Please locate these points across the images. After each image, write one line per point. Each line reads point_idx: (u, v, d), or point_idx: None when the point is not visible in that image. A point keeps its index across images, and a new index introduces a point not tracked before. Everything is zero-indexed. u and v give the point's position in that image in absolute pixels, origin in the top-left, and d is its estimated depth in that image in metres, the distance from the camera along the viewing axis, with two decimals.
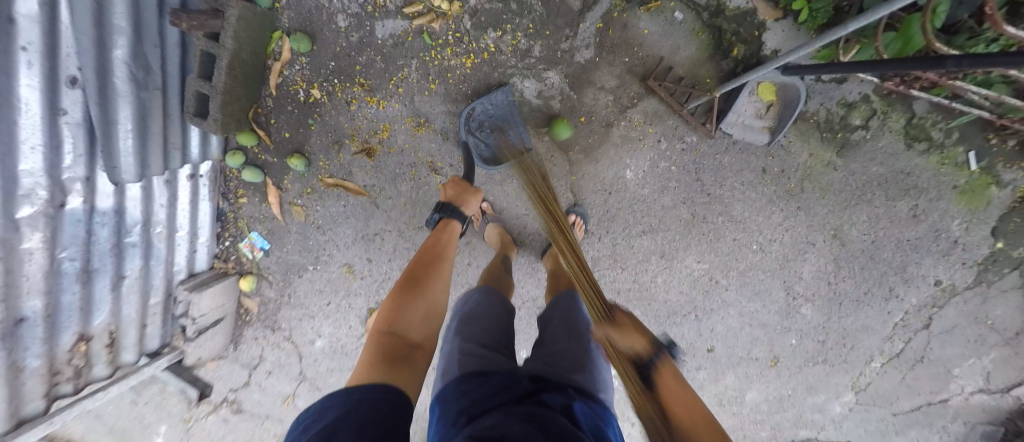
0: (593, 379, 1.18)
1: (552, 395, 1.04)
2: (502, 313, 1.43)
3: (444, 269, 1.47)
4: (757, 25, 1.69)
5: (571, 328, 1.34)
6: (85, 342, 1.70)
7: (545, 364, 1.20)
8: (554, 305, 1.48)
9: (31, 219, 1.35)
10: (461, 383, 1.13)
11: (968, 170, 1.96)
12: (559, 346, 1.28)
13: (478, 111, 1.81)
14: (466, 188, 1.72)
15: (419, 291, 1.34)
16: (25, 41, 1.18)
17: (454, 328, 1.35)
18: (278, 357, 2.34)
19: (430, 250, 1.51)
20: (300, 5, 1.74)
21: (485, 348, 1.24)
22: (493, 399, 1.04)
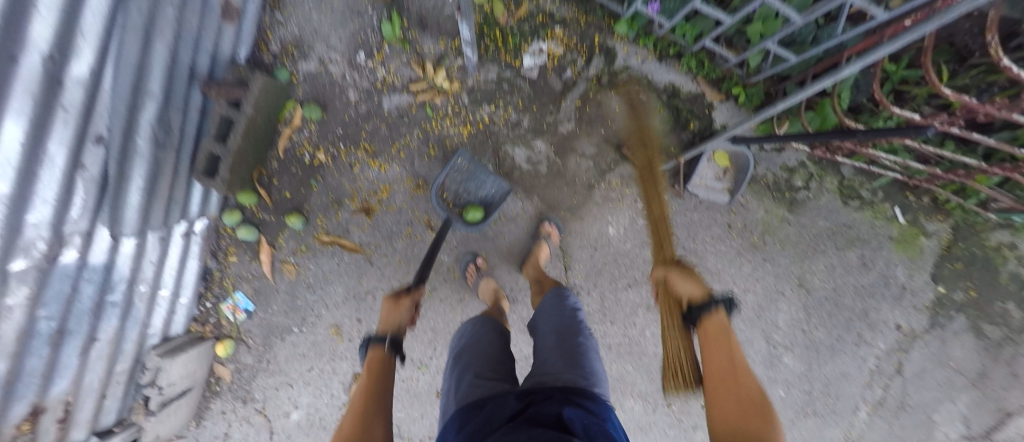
0: (584, 378, 1.34)
1: (540, 404, 1.19)
2: (493, 337, 1.57)
3: (384, 410, 1.12)
4: (707, 104, 2.04)
5: (557, 334, 1.53)
6: (39, 414, 1.53)
7: (542, 380, 1.36)
8: (544, 308, 1.69)
9: (23, 277, 1.28)
10: (466, 415, 1.28)
11: (898, 222, 2.27)
12: (548, 352, 1.49)
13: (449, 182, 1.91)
14: (394, 304, 1.44)
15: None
16: (68, 103, 1.21)
17: (454, 363, 1.50)
18: (244, 435, 2.15)
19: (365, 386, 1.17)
20: (314, 79, 1.92)
21: (487, 380, 1.38)
22: (491, 423, 1.18)
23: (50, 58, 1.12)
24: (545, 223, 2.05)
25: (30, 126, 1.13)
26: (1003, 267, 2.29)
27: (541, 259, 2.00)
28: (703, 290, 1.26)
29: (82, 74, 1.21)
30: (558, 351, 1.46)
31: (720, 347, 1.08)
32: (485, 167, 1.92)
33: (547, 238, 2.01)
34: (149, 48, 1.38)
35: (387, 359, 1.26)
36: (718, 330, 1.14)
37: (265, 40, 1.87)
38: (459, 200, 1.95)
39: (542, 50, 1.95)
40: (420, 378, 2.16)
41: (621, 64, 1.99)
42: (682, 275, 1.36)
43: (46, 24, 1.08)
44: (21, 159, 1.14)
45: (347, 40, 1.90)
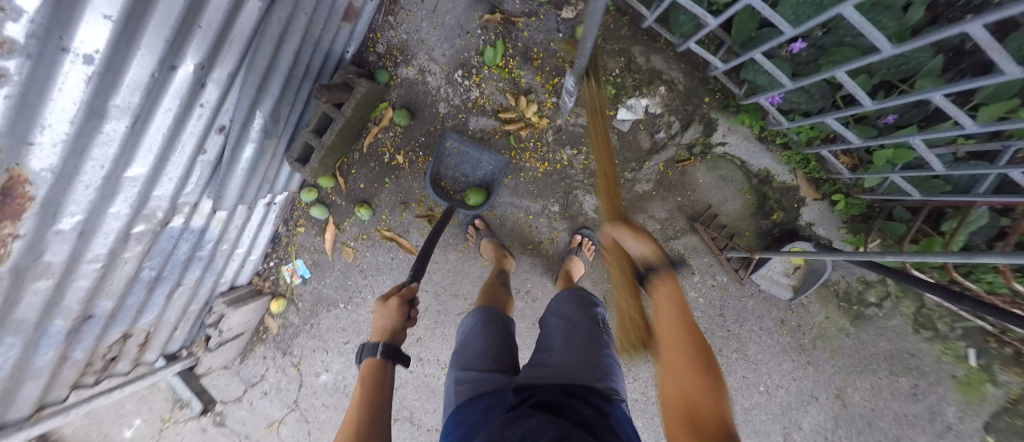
0: (591, 376, 1.44)
1: (538, 397, 1.32)
2: (496, 328, 1.74)
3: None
4: (798, 199, 1.93)
5: (564, 338, 1.59)
6: (126, 338, 1.79)
7: (550, 374, 1.46)
8: (554, 308, 1.77)
9: (139, 237, 1.51)
10: (465, 408, 1.46)
11: (966, 363, 2.09)
12: (550, 358, 1.53)
13: (445, 163, 1.94)
14: (386, 308, 1.39)
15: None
16: (203, 101, 1.37)
17: (456, 356, 1.69)
18: (278, 380, 2.38)
19: (355, 411, 1.14)
20: (411, 86, 1.96)
21: (482, 372, 1.55)
22: (494, 414, 1.33)
23: (201, 66, 1.27)
24: (577, 235, 2.01)
25: (173, 122, 1.32)
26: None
27: (574, 275, 1.95)
28: (650, 250, 1.29)
29: (221, 77, 1.36)
30: (564, 347, 1.55)
31: (671, 307, 1.16)
32: (479, 147, 1.90)
33: (578, 250, 1.98)
34: (278, 51, 1.50)
35: (383, 369, 1.26)
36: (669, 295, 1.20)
37: (373, 40, 1.92)
38: (459, 186, 1.96)
39: (641, 106, 1.90)
40: (442, 377, 2.27)
41: (719, 139, 1.90)
42: (631, 230, 1.37)
43: (205, 39, 1.23)
44: (160, 147, 1.35)
45: (450, 55, 1.91)
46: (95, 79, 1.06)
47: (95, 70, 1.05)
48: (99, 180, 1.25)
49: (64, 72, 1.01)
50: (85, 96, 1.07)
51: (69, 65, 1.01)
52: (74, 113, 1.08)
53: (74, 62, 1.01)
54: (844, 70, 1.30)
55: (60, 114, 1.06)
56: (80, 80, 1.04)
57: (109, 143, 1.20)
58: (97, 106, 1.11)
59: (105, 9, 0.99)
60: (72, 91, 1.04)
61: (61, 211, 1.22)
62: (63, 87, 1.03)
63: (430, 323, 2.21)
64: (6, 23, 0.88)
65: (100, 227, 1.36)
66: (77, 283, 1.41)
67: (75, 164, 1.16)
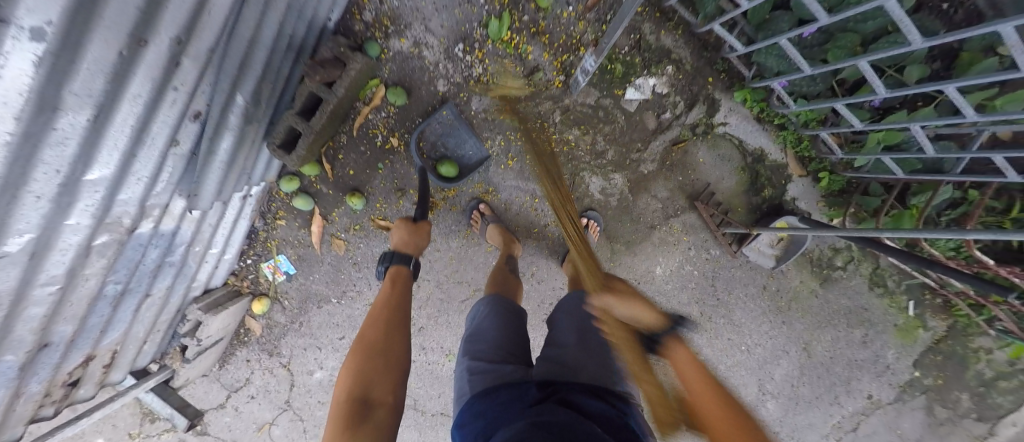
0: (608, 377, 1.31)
1: (562, 398, 1.17)
2: (506, 316, 1.54)
3: (402, 328, 1.39)
4: (786, 176, 2.03)
5: (578, 333, 1.45)
6: (89, 361, 1.53)
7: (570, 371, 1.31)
8: (563, 302, 1.62)
9: (102, 251, 1.22)
10: (475, 402, 1.27)
11: (906, 313, 2.39)
12: (566, 352, 1.39)
13: (429, 131, 1.85)
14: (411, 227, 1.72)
15: (377, 356, 1.27)
16: (178, 84, 1.08)
17: (461, 342, 1.49)
18: (265, 382, 2.20)
19: (382, 305, 1.45)
20: (404, 61, 1.78)
21: (494, 363, 1.37)
22: (510, 409, 1.17)
23: (176, 39, 1.00)
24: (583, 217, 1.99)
25: (142, 109, 1.03)
26: (975, 365, 2.44)
27: None
28: (650, 314, 1.29)
29: (199, 52, 1.08)
30: (580, 344, 1.41)
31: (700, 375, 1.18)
32: (465, 122, 1.84)
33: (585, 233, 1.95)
34: (264, 22, 1.25)
35: (406, 276, 1.58)
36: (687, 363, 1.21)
37: (359, 5, 1.68)
38: (435, 152, 1.88)
39: (648, 86, 1.87)
40: (446, 364, 2.23)
41: (720, 119, 1.93)
42: (630, 297, 1.35)
43: (183, 7, 0.96)
44: (127, 143, 1.05)
45: (449, 27, 1.75)
46: (46, 60, 0.77)
47: (46, 49, 0.76)
48: (53, 188, 0.95)
49: (6, 54, 0.71)
50: (35, 83, 0.77)
51: (12, 44, 0.71)
52: (21, 108, 0.78)
53: (20, 40, 0.71)
54: (868, 60, 1.38)
55: (2, 111, 0.75)
56: (27, 62, 0.74)
57: (64, 142, 0.90)
58: (50, 96, 0.81)
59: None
60: (18, 79, 0.74)
61: (6, 232, 0.92)
62: (6, 74, 0.72)
63: (432, 312, 2.14)
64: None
65: (56, 244, 1.06)
66: (29, 311, 1.13)
67: (22, 173, 0.86)
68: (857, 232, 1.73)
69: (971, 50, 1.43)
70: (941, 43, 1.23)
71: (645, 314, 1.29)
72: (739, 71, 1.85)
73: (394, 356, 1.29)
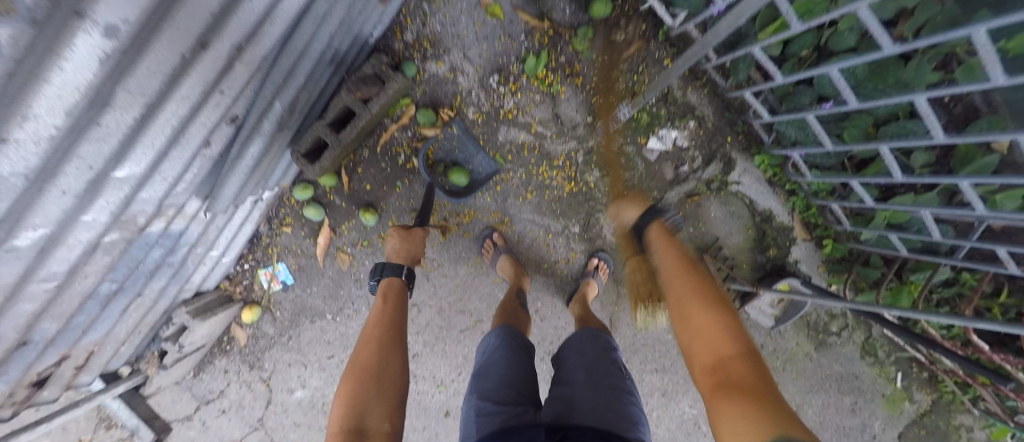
0: (620, 421, 1.23)
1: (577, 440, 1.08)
2: (514, 352, 1.48)
3: (398, 347, 1.33)
4: (791, 238, 2.08)
5: (587, 373, 1.38)
6: (62, 361, 1.41)
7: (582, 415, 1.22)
8: (570, 340, 1.55)
9: (107, 251, 1.13)
10: None
11: (895, 384, 2.41)
12: (574, 392, 1.31)
13: (438, 148, 1.83)
14: (404, 234, 1.61)
15: (369, 378, 1.21)
16: (225, 88, 1.04)
17: (470, 381, 1.44)
18: (240, 397, 2.06)
19: (376, 324, 1.38)
20: (437, 84, 1.80)
21: (504, 404, 1.29)
22: None
23: (236, 46, 0.97)
24: (592, 258, 1.98)
25: (187, 111, 0.97)
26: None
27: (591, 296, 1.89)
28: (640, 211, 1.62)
29: (253, 59, 1.06)
30: (591, 387, 1.32)
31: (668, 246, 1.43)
32: (473, 139, 1.81)
33: (594, 273, 1.94)
34: (316, 35, 1.24)
35: (399, 287, 1.51)
36: (661, 236, 1.49)
37: (402, 26, 1.71)
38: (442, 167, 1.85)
39: (670, 138, 1.93)
40: (436, 395, 2.13)
41: (734, 178, 1.99)
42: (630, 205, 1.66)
43: (250, 15, 0.94)
44: (164, 142, 0.99)
45: (486, 58, 1.79)
46: (111, 59, 0.73)
47: (113, 45, 0.71)
48: (81, 183, 0.88)
49: (73, 49, 0.66)
50: (94, 79, 0.73)
51: (82, 37, 0.66)
52: (72, 102, 0.73)
53: (91, 34, 0.67)
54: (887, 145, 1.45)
55: (53, 103, 0.70)
56: (92, 58, 0.70)
57: (105, 138, 0.84)
58: (104, 91, 0.76)
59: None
60: (80, 73, 0.70)
61: (20, 225, 0.85)
62: (68, 67, 0.68)
63: (430, 338, 2.07)
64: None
65: (65, 239, 0.98)
66: (18, 306, 1.04)
67: (53, 165, 0.80)
68: (863, 304, 1.75)
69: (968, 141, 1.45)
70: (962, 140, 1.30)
71: (639, 213, 1.62)
72: (758, 134, 1.93)
73: (388, 379, 1.23)
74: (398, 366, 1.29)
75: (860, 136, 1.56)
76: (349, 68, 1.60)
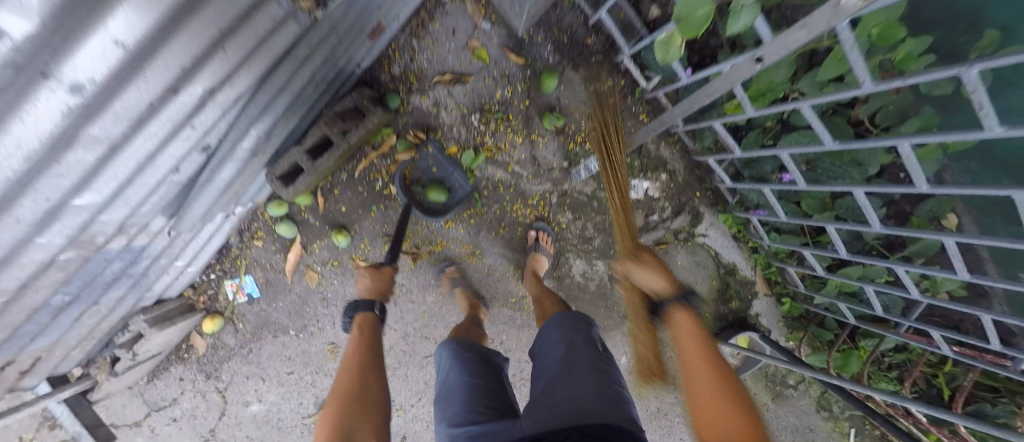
0: (609, 405, 1.20)
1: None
2: (480, 364, 1.50)
3: (376, 370, 1.34)
4: (753, 291, 2.14)
5: (566, 366, 1.33)
6: (6, 366, 1.39)
7: (566, 415, 1.18)
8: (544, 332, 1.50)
9: (62, 268, 1.14)
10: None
11: (848, 439, 2.42)
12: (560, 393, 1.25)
13: (415, 169, 1.84)
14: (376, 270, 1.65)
15: (351, 404, 1.20)
16: (198, 122, 1.05)
17: (439, 404, 1.42)
18: (193, 407, 2.03)
19: (353, 353, 1.37)
20: (421, 116, 1.84)
21: (488, 424, 1.27)
22: None
23: (208, 89, 0.97)
24: (531, 230, 1.95)
25: (153, 146, 0.98)
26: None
27: (539, 271, 1.89)
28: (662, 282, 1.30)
29: (226, 98, 1.07)
30: (571, 377, 1.29)
31: (692, 334, 1.16)
32: (449, 158, 1.81)
33: (538, 246, 1.90)
34: (299, 71, 1.27)
35: (373, 321, 1.51)
36: (685, 327, 1.19)
37: (390, 59, 1.76)
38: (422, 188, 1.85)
39: (642, 188, 1.99)
40: (393, 419, 2.13)
41: (701, 231, 2.06)
42: (645, 265, 1.37)
43: (225, 63, 0.95)
44: (129, 172, 1.00)
45: (470, 96, 1.84)
46: (76, 110, 0.74)
47: (79, 99, 0.72)
48: (35, 212, 0.89)
49: (36, 103, 0.68)
50: (57, 126, 0.74)
51: (47, 94, 0.67)
52: (32, 147, 0.74)
53: (55, 91, 0.68)
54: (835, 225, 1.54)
55: (11, 151, 0.71)
56: (55, 111, 0.71)
57: (65, 174, 0.85)
58: (66, 136, 0.77)
59: (118, 32, 0.68)
60: (40, 123, 0.71)
61: None
62: (28, 120, 0.69)
63: (392, 362, 2.08)
64: None
65: (18, 259, 0.99)
66: None
67: (10, 199, 0.81)
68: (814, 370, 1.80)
69: (920, 216, 1.51)
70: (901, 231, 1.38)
71: (660, 283, 1.31)
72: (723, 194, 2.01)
73: (370, 402, 1.24)
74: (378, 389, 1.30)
75: (818, 207, 1.64)
76: (332, 98, 1.64)
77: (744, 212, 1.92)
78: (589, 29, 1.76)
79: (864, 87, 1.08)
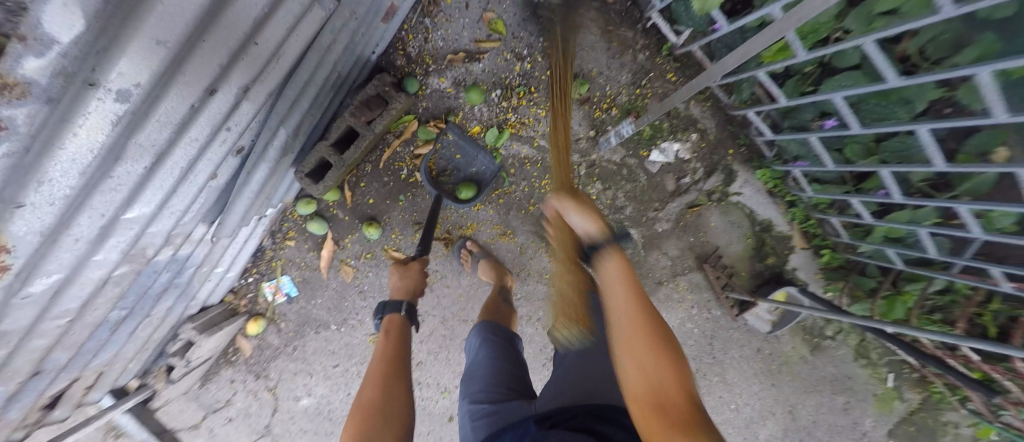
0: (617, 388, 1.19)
1: (568, 428, 1.03)
2: (507, 350, 1.48)
3: (400, 378, 1.28)
4: (790, 246, 2.11)
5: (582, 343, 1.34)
6: (72, 382, 1.43)
7: (576, 392, 1.19)
8: (564, 311, 1.48)
9: (117, 285, 1.14)
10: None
11: (887, 385, 2.38)
12: (574, 362, 1.30)
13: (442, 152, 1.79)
14: (402, 269, 1.65)
15: (373, 417, 1.15)
16: (233, 124, 1.03)
17: (461, 385, 1.43)
18: (247, 406, 2.09)
19: (379, 356, 1.35)
20: (441, 97, 1.80)
21: (500, 403, 1.28)
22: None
23: (242, 87, 0.94)
24: None
25: (195, 152, 0.96)
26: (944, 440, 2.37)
27: None
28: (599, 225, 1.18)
29: (258, 96, 1.04)
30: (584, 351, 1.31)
31: (626, 286, 1.07)
32: (474, 142, 1.74)
33: None
34: (322, 63, 1.23)
35: (400, 322, 1.49)
36: (616, 277, 1.10)
37: (404, 41, 1.70)
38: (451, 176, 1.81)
39: (672, 151, 1.95)
40: (440, 401, 2.17)
41: (735, 189, 2.01)
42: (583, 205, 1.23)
43: (258, 58, 0.92)
44: (174, 181, 0.98)
45: (489, 72, 1.78)
46: (124, 119, 0.72)
47: (126, 107, 0.70)
48: (92, 231, 0.88)
49: (88, 115, 0.66)
50: (107, 139, 0.72)
51: (96, 105, 0.65)
52: (86, 163, 0.72)
53: (104, 101, 0.66)
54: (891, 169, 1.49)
55: (68, 166, 0.70)
56: (105, 121, 0.69)
57: (116, 188, 0.83)
58: (116, 147, 0.75)
59: (158, 33, 0.66)
60: (93, 136, 0.69)
61: (34, 274, 0.86)
62: (82, 133, 0.67)
63: (433, 347, 2.10)
64: (26, 58, 0.53)
65: (78, 278, 0.99)
66: (32, 342, 1.07)
67: (69, 217, 0.80)
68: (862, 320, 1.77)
69: (967, 152, 1.41)
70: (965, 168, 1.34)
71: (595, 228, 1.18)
72: (759, 149, 1.96)
73: (393, 415, 1.17)
74: (403, 401, 1.23)
75: (861, 152, 1.59)
76: (352, 87, 1.61)
77: (784, 164, 1.87)
78: None
79: (946, 11, 1.03)
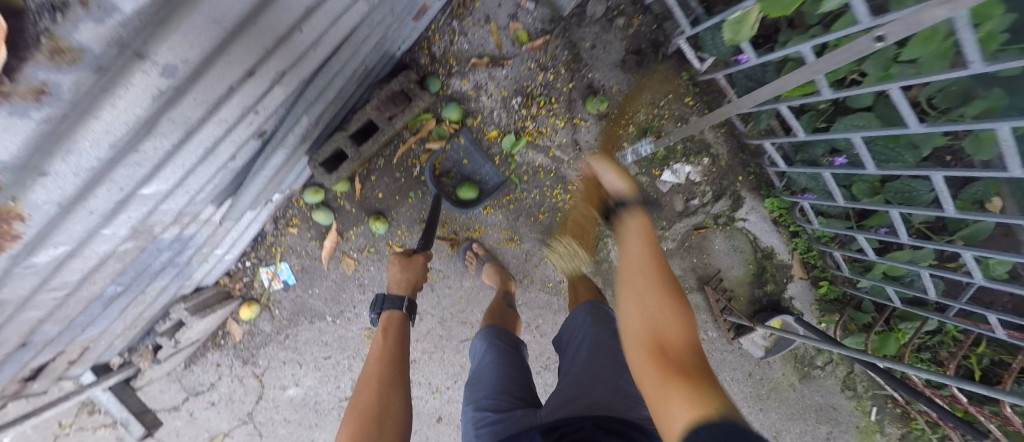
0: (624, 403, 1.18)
1: None
2: (511, 355, 1.47)
3: (399, 384, 1.25)
4: (789, 275, 2.13)
5: (590, 350, 1.32)
6: (56, 356, 1.38)
7: (582, 405, 1.17)
8: (570, 320, 1.46)
9: (120, 260, 1.10)
10: None
11: (870, 418, 2.42)
12: (582, 370, 1.27)
13: (450, 153, 1.77)
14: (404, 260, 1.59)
15: (370, 421, 1.13)
16: (261, 108, 1.00)
17: (466, 390, 1.41)
18: (231, 391, 2.03)
19: (378, 357, 1.32)
20: (461, 98, 1.78)
21: (503, 412, 1.26)
22: None
23: (280, 73, 0.93)
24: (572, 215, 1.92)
25: (221, 132, 0.93)
26: None
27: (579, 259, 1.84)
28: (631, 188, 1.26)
29: (290, 82, 1.02)
30: (591, 359, 1.29)
31: (641, 239, 1.11)
32: (480, 150, 1.77)
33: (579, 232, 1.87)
34: (353, 56, 1.21)
35: (399, 320, 1.45)
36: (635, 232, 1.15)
37: (429, 40, 1.69)
38: (456, 176, 1.80)
39: (683, 172, 1.97)
40: (429, 401, 2.14)
41: (741, 215, 2.03)
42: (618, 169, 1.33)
43: (298, 46, 0.90)
44: (195, 160, 0.95)
45: (511, 77, 1.76)
46: (164, 94, 0.70)
47: (169, 82, 0.68)
48: (108, 205, 0.85)
49: (130, 86, 0.63)
50: (143, 113, 0.70)
51: (140, 77, 0.63)
52: (118, 134, 0.70)
53: (149, 74, 0.64)
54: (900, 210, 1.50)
55: (99, 137, 0.67)
56: (144, 94, 0.66)
57: (140, 163, 0.80)
58: (150, 121, 0.73)
59: (213, 11, 0.65)
60: (130, 109, 0.67)
61: (41, 245, 0.82)
62: (120, 104, 0.65)
63: (428, 346, 2.08)
64: (84, 24, 0.50)
65: (84, 251, 0.95)
66: (25, 314, 1.02)
67: (88, 189, 0.77)
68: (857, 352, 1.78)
69: (963, 199, 1.45)
70: (972, 216, 1.35)
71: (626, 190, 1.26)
72: (768, 177, 1.96)
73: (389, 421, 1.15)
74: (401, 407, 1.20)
75: (867, 190, 1.60)
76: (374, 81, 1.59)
77: (791, 194, 1.89)
78: (636, 8, 1.70)
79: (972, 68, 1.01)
